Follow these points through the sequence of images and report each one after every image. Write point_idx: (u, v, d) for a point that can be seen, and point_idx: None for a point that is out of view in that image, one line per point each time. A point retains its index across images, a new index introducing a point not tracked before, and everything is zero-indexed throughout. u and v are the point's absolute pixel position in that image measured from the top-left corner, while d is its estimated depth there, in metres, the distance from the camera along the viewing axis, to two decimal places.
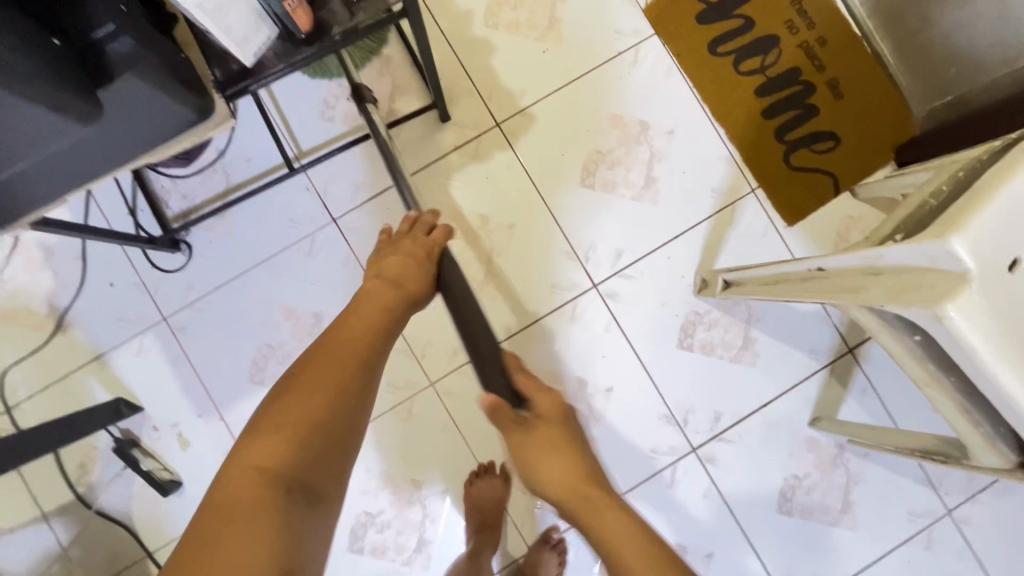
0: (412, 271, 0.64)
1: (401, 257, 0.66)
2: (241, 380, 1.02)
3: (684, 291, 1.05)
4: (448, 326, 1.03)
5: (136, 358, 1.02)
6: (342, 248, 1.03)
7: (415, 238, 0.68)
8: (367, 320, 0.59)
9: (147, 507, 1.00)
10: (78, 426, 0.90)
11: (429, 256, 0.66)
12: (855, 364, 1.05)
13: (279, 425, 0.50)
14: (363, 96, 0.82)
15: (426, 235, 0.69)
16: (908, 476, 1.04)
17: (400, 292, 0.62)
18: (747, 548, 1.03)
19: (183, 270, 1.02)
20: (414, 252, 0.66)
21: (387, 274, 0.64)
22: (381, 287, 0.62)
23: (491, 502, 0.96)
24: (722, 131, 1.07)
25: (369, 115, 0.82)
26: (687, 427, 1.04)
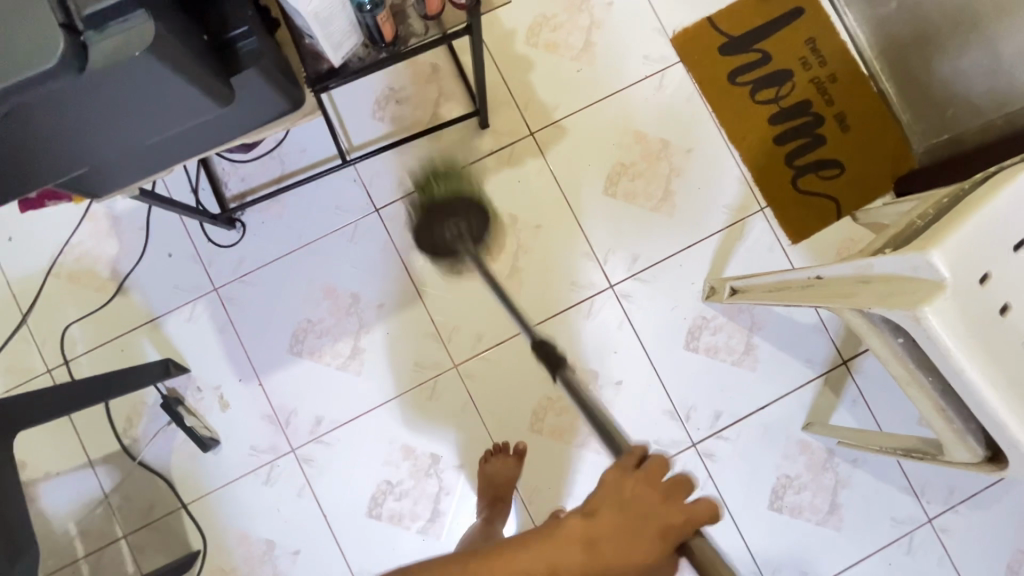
0: (628, 548, 0.43)
1: (635, 488, 0.45)
2: (281, 350, 1.11)
3: (693, 297, 1.13)
4: (474, 314, 1.12)
5: (187, 323, 1.11)
6: (382, 236, 1.13)
7: (666, 507, 0.45)
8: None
9: (185, 461, 1.08)
10: (134, 378, 0.98)
11: (669, 542, 0.43)
12: (848, 376, 1.13)
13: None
14: (559, 365, 0.79)
15: (685, 501, 0.45)
16: (893, 484, 1.12)
17: (590, 565, 0.43)
18: (739, 540, 1.11)
19: (237, 246, 1.12)
20: (652, 521, 0.44)
21: (595, 521, 0.44)
22: (571, 546, 0.44)
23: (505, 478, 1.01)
24: (736, 153, 1.16)
25: (558, 368, 0.78)
26: (689, 423, 1.12)
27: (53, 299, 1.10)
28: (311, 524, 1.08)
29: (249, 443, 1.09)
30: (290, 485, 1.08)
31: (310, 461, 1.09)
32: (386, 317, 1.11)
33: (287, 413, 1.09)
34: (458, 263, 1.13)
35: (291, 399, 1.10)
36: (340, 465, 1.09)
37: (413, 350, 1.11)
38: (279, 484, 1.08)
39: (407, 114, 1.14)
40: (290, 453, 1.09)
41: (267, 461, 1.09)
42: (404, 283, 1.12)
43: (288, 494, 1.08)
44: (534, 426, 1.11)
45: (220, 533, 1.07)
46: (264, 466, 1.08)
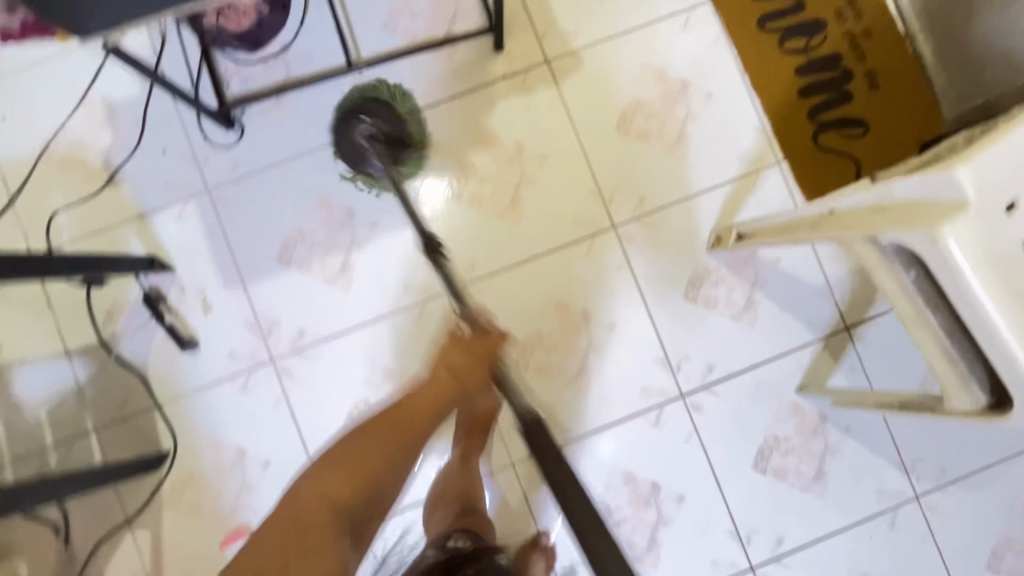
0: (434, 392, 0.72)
1: (455, 345, 0.75)
2: (269, 259, 1.08)
3: (698, 246, 1.09)
4: (470, 241, 1.08)
5: (176, 222, 1.08)
6: None
7: (484, 341, 0.75)
8: (423, 407, 0.71)
9: (163, 360, 1.06)
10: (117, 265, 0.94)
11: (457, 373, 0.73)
12: (848, 342, 1.09)
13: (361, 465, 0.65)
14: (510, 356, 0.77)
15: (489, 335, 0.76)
16: (883, 457, 1.08)
17: (457, 386, 0.73)
18: (719, 498, 1.08)
19: (233, 148, 1.08)
20: (456, 360, 0.74)
21: (455, 366, 0.74)
22: (445, 381, 0.73)
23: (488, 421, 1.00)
24: (759, 102, 1.11)
25: (505, 385, 0.75)
26: (680, 374, 1.08)
27: (41, 184, 1.07)
28: (285, 437, 1.06)
29: (229, 349, 1.06)
30: (267, 395, 1.06)
31: (290, 374, 1.06)
32: (380, 235, 1.08)
33: (270, 322, 1.07)
34: (458, 188, 1.09)
35: (275, 309, 1.07)
36: (320, 381, 1.07)
37: (404, 272, 1.08)
38: (256, 394, 1.06)
39: (420, 27, 1.10)
40: (270, 363, 1.06)
41: (245, 369, 1.06)
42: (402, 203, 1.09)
43: (265, 404, 1.06)
44: (520, 360, 1.08)
45: (192, 436, 1.06)
46: (242, 373, 1.06)
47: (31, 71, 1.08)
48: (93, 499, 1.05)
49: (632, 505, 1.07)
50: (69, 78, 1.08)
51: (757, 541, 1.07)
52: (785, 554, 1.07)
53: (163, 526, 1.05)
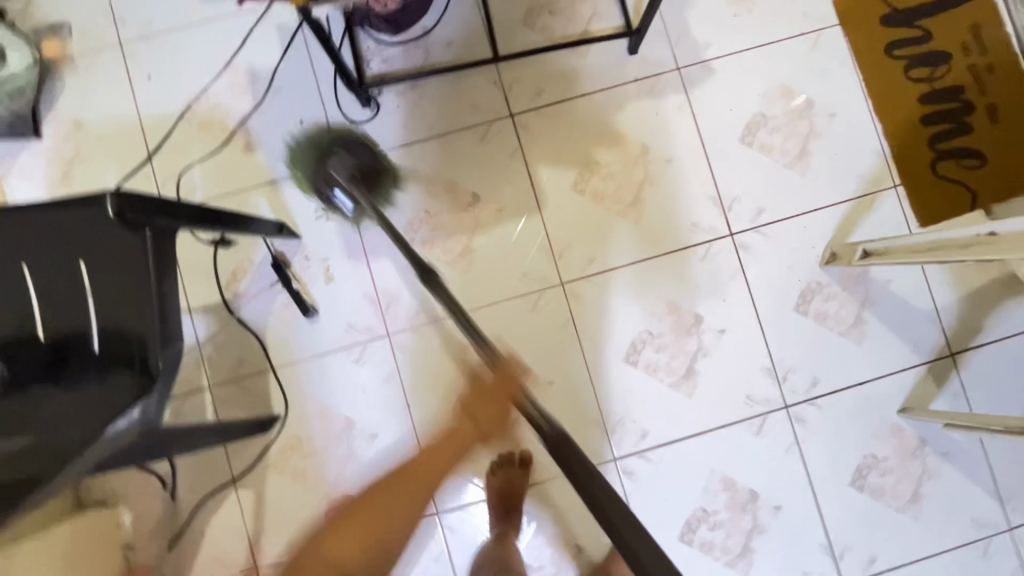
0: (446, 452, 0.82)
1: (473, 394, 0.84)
2: (392, 234, 1.10)
3: (812, 261, 1.11)
4: (589, 235, 1.11)
5: (306, 192, 1.10)
6: (512, 142, 1.12)
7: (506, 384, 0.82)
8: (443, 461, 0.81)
9: (282, 324, 1.08)
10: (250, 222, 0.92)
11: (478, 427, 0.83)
12: (953, 369, 1.10)
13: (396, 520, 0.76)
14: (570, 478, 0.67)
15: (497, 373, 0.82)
16: (980, 485, 1.09)
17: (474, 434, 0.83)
18: (814, 511, 1.08)
19: (368, 125, 1.11)
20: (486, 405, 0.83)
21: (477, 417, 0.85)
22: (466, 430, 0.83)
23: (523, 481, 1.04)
24: (879, 126, 1.14)
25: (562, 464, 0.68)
26: (784, 385, 1.10)
27: (180, 144, 1.10)
28: (393, 410, 1.07)
29: (346, 320, 1.08)
30: (379, 368, 1.08)
31: (403, 349, 1.08)
32: (502, 221, 1.11)
33: (389, 297, 1.09)
34: (581, 183, 1.11)
35: (394, 284, 1.09)
36: (432, 359, 1.08)
37: (522, 259, 1.10)
38: (368, 366, 1.08)
39: (559, 25, 1.13)
40: (385, 337, 1.08)
41: (360, 341, 1.08)
42: (526, 192, 1.11)
43: (376, 376, 1.08)
44: (629, 357, 1.09)
45: (303, 402, 1.07)
46: (357, 345, 1.08)
47: (181, 35, 1.11)
48: (201, 454, 1.06)
49: (729, 510, 1.08)
50: (217, 43, 1.11)
51: (849, 558, 1.08)
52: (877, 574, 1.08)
53: (267, 489, 1.06)
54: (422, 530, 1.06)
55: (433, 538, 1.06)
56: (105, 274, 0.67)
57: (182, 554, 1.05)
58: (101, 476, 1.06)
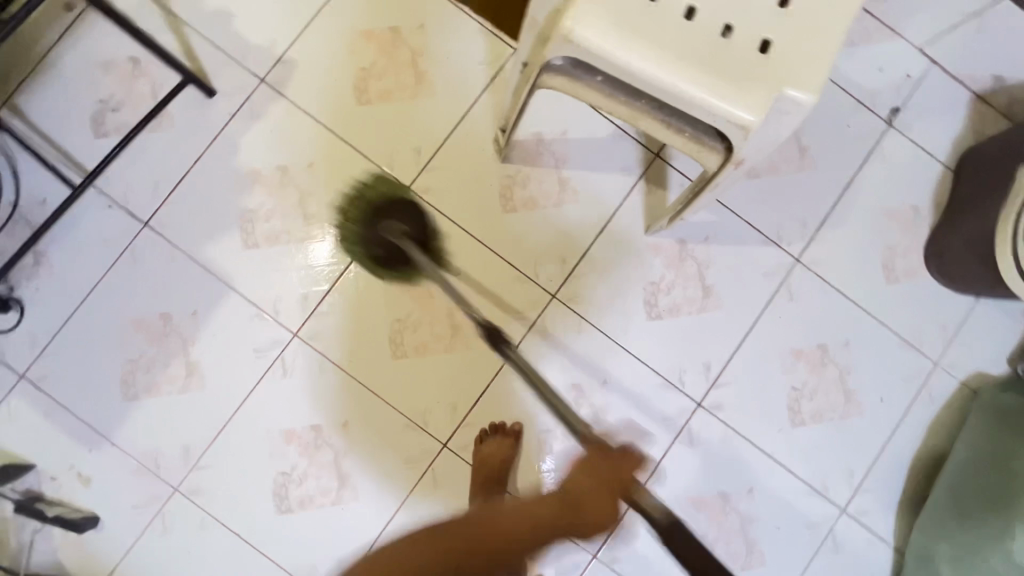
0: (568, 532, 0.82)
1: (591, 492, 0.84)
2: (116, 401, 1.04)
3: (491, 162, 1.10)
4: (290, 275, 1.07)
5: (10, 422, 1.03)
6: (163, 246, 1.06)
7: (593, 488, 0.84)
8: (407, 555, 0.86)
9: (75, 551, 1.02)
10: None
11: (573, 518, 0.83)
12: (666, 166, 1.12)
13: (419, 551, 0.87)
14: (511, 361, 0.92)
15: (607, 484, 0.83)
16: (749, 243, 1.12)
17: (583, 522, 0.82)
18: (637, 362, 1.10)
19: (22, 324, 1.04)
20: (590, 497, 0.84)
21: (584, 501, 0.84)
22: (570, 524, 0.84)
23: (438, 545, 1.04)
24: (467, 7, 1.11)
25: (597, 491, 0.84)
26: (541, 279, 1.09)
27: None
28: (226, 547, 1.03)
29: (129, 504, 1.03)
30: (188, 523, 1.03)
31: (198, 491, 1.03)
32: (205, 320, 1.06)
33: (152, 457, 1.03)
34: (249, 237, 1.07)
35: (150, 442, 1.04)
36: (228, 479, 1.04)
37: (246, 338, 1.06)
38: (177, 528, 1.03)
39: (128, 115, 1.06)
40: (175, 493, 1.03)
41: (155, 512, 1.03)
42: (208, 280, 1.06)
43: (190, 531, 1.03)
44: (396, 354, 1.07)
45: None
46: (155, 518, 1.03)
47: None
48: None
49: (567, 413, 1.08)
50: None
51: (690, 378, 1.10)
52: (719, 375, 1.10)
53: None
54: None
55: None
56: None
57: None
58: None
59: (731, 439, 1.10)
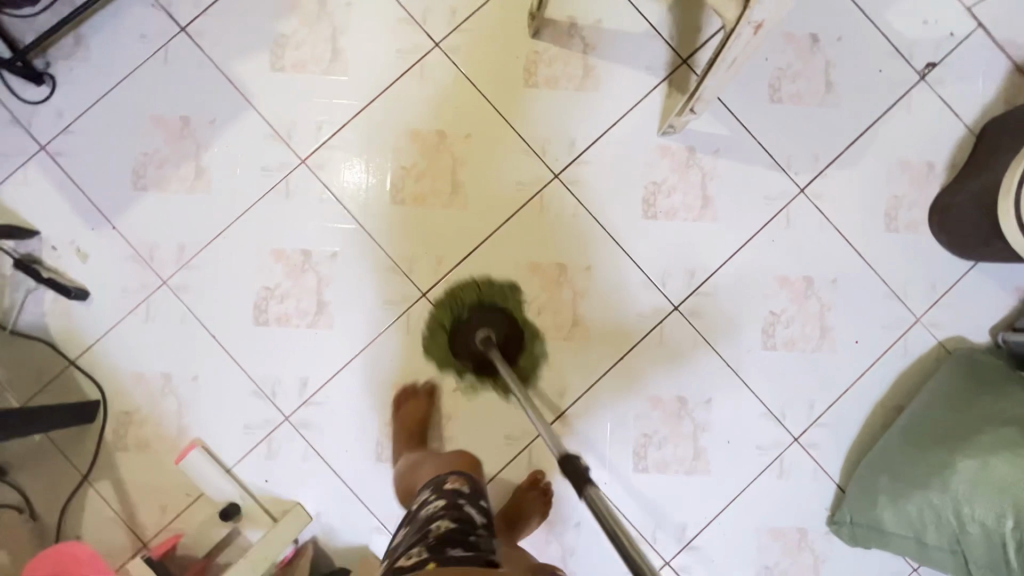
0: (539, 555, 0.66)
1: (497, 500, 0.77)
2: (125, 189, 1.09)
3: (521, 34, 1.12)
4: (308, 105, 1.10)
5: (24, 188, 1.08)
6: (196, 53, 1.10)
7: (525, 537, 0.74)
8: None
9: (60, 319, 1.07)
10: None
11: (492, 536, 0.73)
12: (691, 73, 1.13)
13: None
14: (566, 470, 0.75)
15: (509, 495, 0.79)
16: (758, 165, 1.13)
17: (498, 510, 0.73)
18: (626, 257, 1.11)
19: (51, 99, 1.09)
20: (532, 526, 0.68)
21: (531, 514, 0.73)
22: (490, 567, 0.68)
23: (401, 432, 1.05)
24: None
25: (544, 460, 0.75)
26: (548, 157, 1.11)
27: None
28: (201, 346, 1.08)
29: (120, 287, 1.08)
30: (170, 315, 1.08)
31: (185, 288, 1.08)
32: (221, 131, 1.10)
33: (149, 247, 1.08)
34: (278, 61, 1.10)
35: (149, 233, 1.08)
36: (215, 283, 1.08)
37: (257, 155, 1.09)
38: (159, 318, 1.08)
39: None
40: (163, 285, 1.08)
41: (141, 299, 1.08)
42: (231, 93, 1.10)
43: (170, 324, 1.08)
44: (396, 199, 1.10)
45: (114, 378, 1.07)
46: (140, 304, 1.08)
47: None
48: (45, 468, 1.06)
49: (547, 289, 1.10)
50: None
51: (672, 282, 1.12)
52: (702, 284, 1.12)
53: (120, 469, 1.07)
54: (280, 440, 1.08)
55: (293, 441, 1.08)
56: None
57: None
58: None
59: (701, 348, 1.11)
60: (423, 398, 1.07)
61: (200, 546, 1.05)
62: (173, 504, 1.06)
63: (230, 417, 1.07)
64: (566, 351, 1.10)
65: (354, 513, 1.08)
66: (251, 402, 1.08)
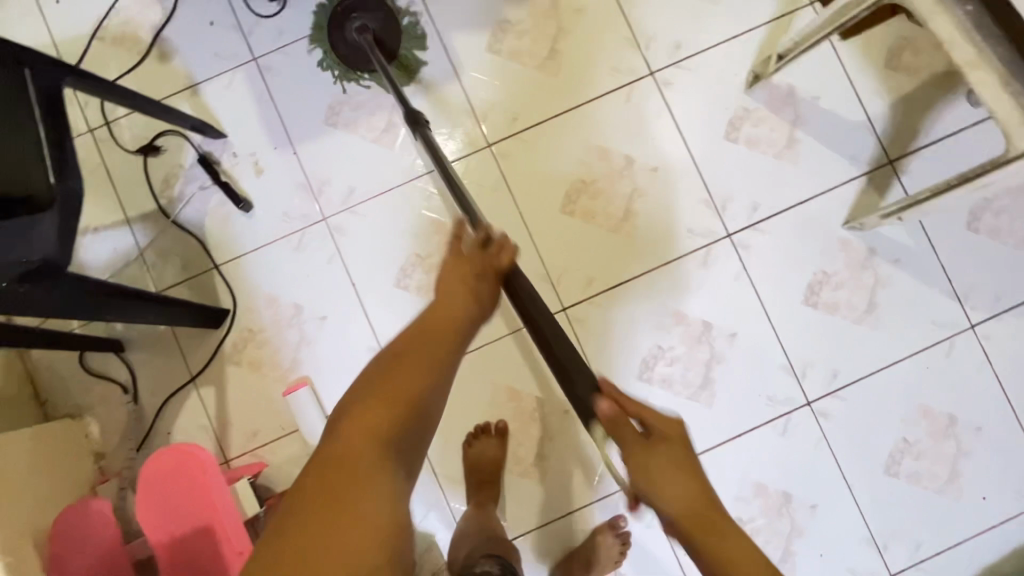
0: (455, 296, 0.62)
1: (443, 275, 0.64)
2: (316, 121, 1.11)
3: (736, 88, 1.11)
4: (511, 94, 1.11)
5: (226, 92, 1.11)
6: (421, 14, 1.12)
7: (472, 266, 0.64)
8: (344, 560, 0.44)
9: (219, 223, 1.09)
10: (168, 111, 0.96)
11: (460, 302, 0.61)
12: (894, 176, 1.09)
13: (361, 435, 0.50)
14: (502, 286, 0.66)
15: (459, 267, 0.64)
16: (935, 287, 1.08)
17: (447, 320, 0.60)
18: (772, 336, 1.08)
19: (276, 17, 1.12)
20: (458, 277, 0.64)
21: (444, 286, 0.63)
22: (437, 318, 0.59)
23: (488, 459, 1.03)
24: None
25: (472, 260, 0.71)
26: (725, 214, 1.09)
27: (97, 63, 1.12)
28: (339, 290, 1.08)
29: (282, 210, 1.10)
30: (319, 251, 1.09)
31: (342, 230, 1.09)
32: (422, 94, 1.11)
33: (320, 182, 1.10)
34: (496, 44, 1.11)
35: (325, 169, 1.10)
36: (371, 235, 1.09)
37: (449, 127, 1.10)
38: (309, 251, 1.09)
39: None
40: (322, 222, 1.09)
41: (298, 229, 1.09)
42: (442, 61, 1.11)
43: (317, 260, 1.09)
44: (566, 209, 1.09)
45: (250, 294, 1.08)
46: (296, 233, 1.09)
47: None
48: (159, 358, 1.08)
49: (685, 343, 1.08)
50: None
51: (812, 376, 1.08)
52: (841, 388, 1.07)
53: (227, 382, 1.08)
54: None
55: None
56: None
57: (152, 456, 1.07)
58: (63, 392, 1.07)
59: (821, 451, 1.07)
60: (496, 438, 1.04)
61: (278, 481, 1.05)
62: (264, 432, 1.06)
63: (344, 367, 1.07)
64: (686, 411, 1.07)
65: (431, 500, 1.06)
66: (368, 359, 1.08)
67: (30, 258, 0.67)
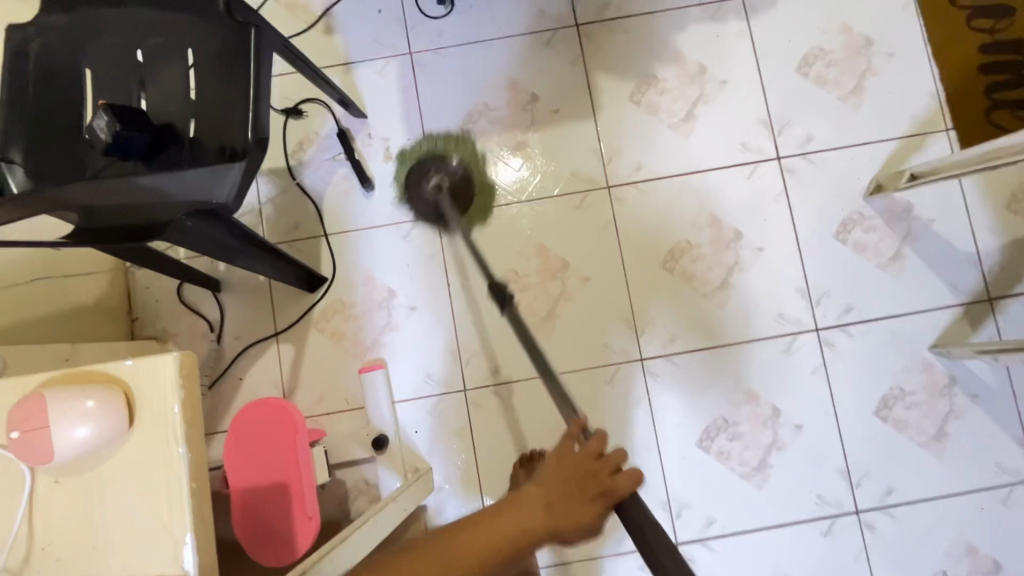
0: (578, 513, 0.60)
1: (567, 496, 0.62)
2: (452, 124, 1.16)
3: (856, 191, 1.13)
4: (640, 144, 1.15)
5: (376, 76, 1.17)
6: (574, 50, 1.17)
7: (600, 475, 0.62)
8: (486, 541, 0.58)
9: (339, 195, 1.14)
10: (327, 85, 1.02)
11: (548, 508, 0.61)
12: (990, 313, 1.10)
13: (481, 535, 0.59)
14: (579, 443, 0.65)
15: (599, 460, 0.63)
16: (1008, 431, 1.08)
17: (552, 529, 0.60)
18: (836, 436, 1.09)
19: (440, 20, 1.18)
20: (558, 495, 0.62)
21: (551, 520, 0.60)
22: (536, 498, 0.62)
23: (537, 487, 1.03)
24: (936, 70, 1.14)
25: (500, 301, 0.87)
26: (818, 308, 1.11)
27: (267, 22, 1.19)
28: (433, 286, 1.12)
29: (400, 199, 1.14)
30: (425, 246, 1.13)
31: (450, 231, 1.13)
32: (557, 122, 1.15)
33: (442, 181, 1.14)
34: (637, 94, 1.16)
35: (449, 170, 1.15)
36: (477, 242, 1.13)
37: (574, 160, 1.15)
38: (415, 242, 1.13)
39: None
40: (434, 218, 1.14)
41: (410, 219, 1.14)
42: (583, 96, 1.16)
43: (420, 253, 1.13)
44: (666, 264, 1.12)
45: (349, 269, 1.13)
46: (407, 222, 1.14)
47: None
48: (251, 305, 1.12)
49: (750, 422, 1.09)
50: None
51: (866, 486, 1.08)
52: (893, 505, 1.08)
53: (307, 345, 1.11)
54: (447, 405, 1.10)
55: (458, 412, 1.10)
56: (213, 61, 0.75)
57: (220, 396, 1.10)
58: (155, 315, 1.12)
59: (858, 563, 1.07)
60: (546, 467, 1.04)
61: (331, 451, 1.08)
62: (330, 401, 1.10)
63: (419, 360, 1.11)
64: (736, 488, 1.08)
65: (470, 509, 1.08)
66: (444, 358, 1.11)
67: (211, 199, 0.71)
